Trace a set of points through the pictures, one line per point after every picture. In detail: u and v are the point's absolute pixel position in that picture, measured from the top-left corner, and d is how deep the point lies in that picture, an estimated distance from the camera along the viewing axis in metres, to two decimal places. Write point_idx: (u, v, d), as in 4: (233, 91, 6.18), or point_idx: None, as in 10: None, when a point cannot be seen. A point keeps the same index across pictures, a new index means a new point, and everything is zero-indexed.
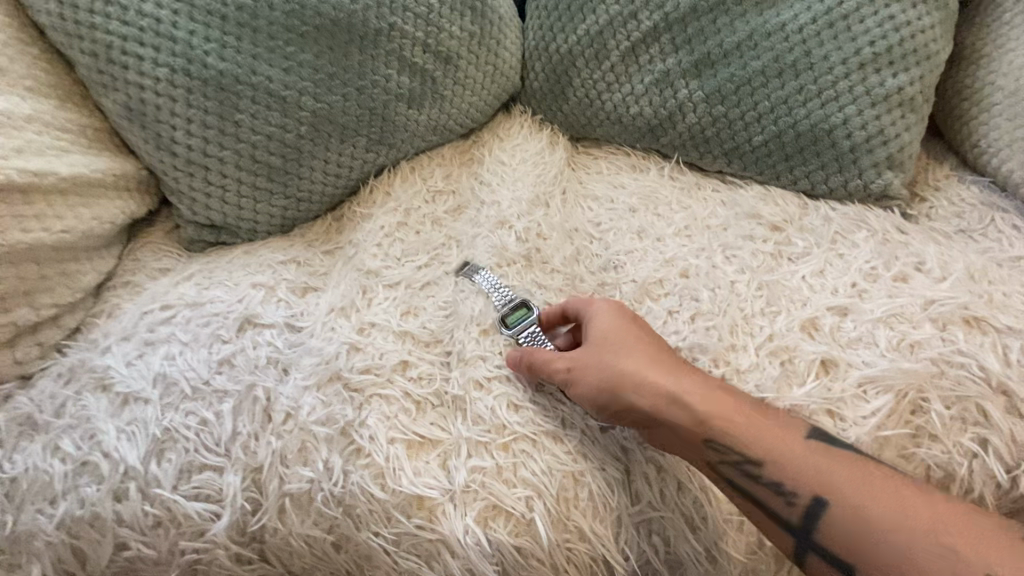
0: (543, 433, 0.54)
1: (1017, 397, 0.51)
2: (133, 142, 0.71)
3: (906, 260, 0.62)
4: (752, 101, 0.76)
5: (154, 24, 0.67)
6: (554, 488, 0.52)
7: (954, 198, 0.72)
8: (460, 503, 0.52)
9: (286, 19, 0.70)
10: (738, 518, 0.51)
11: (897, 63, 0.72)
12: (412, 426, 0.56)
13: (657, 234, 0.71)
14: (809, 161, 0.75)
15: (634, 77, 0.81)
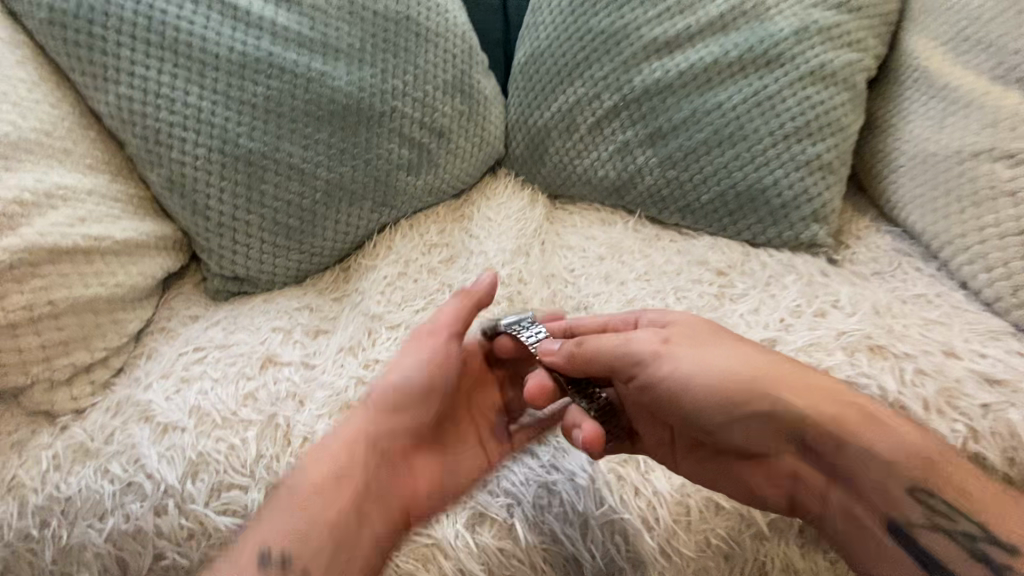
0: (522, 449, 0.66)
1: (909, 410, 0.62)
2: (172, 208, 0.84)
3: (824, 300, 0.74)
4: (699, 165, 0.90)
5: (195, 112, 0.81)
6: (530, 495, 0.62)
7: (872, 245, 0.85)
8: (451, 512, 0.62)
9: (305, 107, 0.84)
10: (686, 519, 0.61)
11: (815, 134, 0.86)
12: (411, 447, 0.66)
13: (621, 279, 0.83)
14: (748, 216, 0.88)
15: (599, 146, 0.95)
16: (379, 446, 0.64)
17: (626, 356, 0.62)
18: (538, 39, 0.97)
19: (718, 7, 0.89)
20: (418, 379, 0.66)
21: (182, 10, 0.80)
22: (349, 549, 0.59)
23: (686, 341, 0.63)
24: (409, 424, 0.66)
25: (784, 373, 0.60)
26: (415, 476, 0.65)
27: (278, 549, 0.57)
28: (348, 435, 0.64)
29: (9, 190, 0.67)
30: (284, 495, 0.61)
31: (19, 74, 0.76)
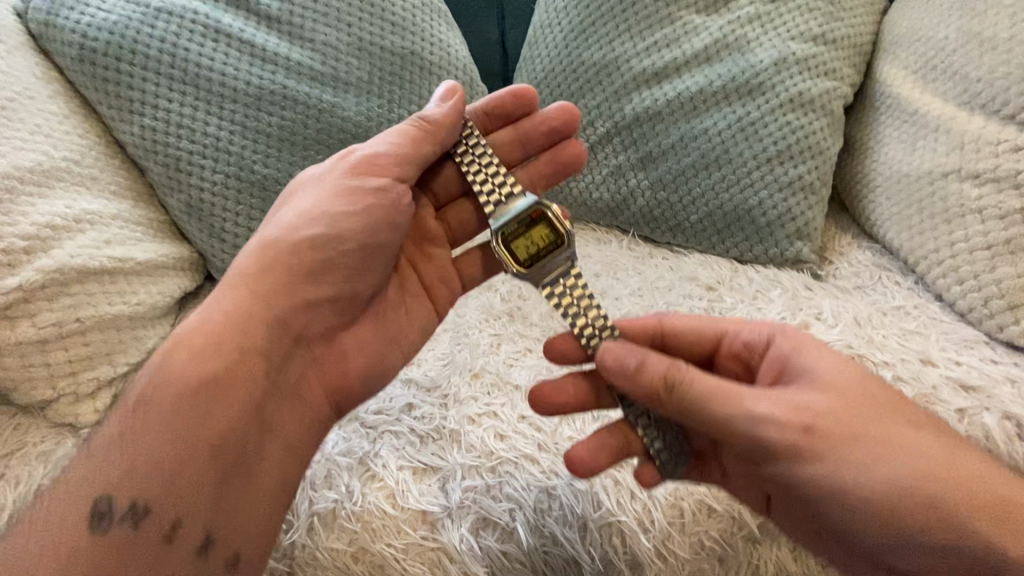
0: (523, 456, 0.68)
1: None
2: (190, 231, 0.89)
3: (808, 312, 0.79)
4: (688, 187, 0.95)
5: (213, 141, 0.86)
6: (531, 500, 0.65)
7: (854, 260, 0.90)
8: (456, 517, 0.64)
9: (317, 136, 0.90)
10: (680, 521, 0.64)
11: (797, 157, 0.91)
12: (417, 455, 0.69)
13: (616, 294, 0.87)
14: (736, 234, 0.93)
15: (594, 169, 1.00)
16: (266, 356, 0.62)
17: (757, 447, 0.52)
18: (536, 71, 1.03)
19: (703, 41, 0.95)
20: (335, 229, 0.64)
21: (204, 48, 0.86)
22: (221, 467, 0.57)
23: (832, 437, 0.52)
24: (316, 255, 0.64)
25: (926, 480, 0.53)
26: (304, 387, 0.65)
27: (132, 453, 0.54)
28: (228, 326, 0.61)
29: (43, 216, 0.72)
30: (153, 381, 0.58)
31: (50, 107, 0.81)
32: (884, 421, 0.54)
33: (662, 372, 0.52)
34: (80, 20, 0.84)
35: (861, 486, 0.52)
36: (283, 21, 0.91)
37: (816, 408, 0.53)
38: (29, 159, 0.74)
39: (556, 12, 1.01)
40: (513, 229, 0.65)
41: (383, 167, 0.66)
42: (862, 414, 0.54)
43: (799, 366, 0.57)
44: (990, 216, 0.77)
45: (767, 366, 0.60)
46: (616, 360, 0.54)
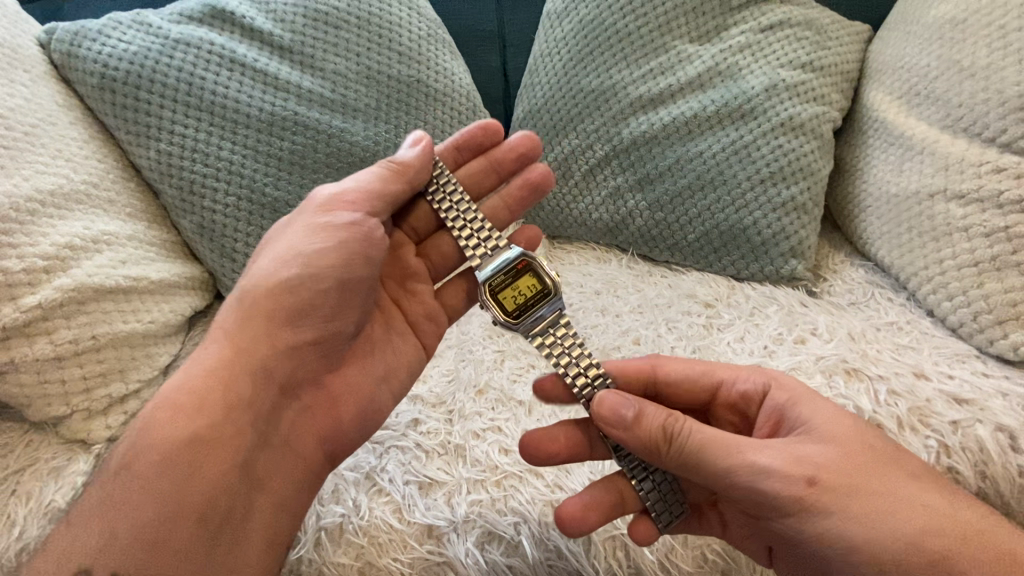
0: (528, 470, 0.69)
1: (884, 427, 0.69)
2: (201, 252, 0.91)
3: (804, 328, 0.81)
4: (684, 208, 0.98)
5: (226, 166, 0.89)
6: (536, 514, 0.66)
7: (847, 277, 0.93)
8: (462, 531, 0.65)
9: (326, 160, 0.93)
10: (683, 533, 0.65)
11: (789, 179, 0.94)
12: (423, 470, 0.70)
13: (616, 311, 0.90)
14: (732, 253, 0.96)
15: (594, 191, 1.03)
16: (250, 406, 0.62)
17: (757, 499, 0.54)
18: (536, 98, 1.07)
19: (696, 68, 0.99)
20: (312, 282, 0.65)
21: (220, 77, 0.90)
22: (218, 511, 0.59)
23: (839, 487, 0.54)
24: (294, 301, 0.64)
25: (933, 536, 0.53)
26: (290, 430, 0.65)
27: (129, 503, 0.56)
28: (214, 380, 0.61)
29: (62, 237, 0.74)
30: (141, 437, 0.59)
31: (71, 133, 0.85)
32: (886, 473, 0.56)
33: (660, 424, 0.55)
34: (101, 51, 0.88)
35: (869, 541, 0.52)
36: (295, 51, 0.95)
37: (819, 457, 0.55)
38: (50, 182, 0.77)
39: (556, 42, 1.06)
40: (500, 282, 0.67)
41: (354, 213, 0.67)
42: (862, 466, 0.55)
43: (797, 417, 0.60)
44: (976, 234, 0.79)
45: (765, 414, 0.64)
46: (614, 411, 0.56)
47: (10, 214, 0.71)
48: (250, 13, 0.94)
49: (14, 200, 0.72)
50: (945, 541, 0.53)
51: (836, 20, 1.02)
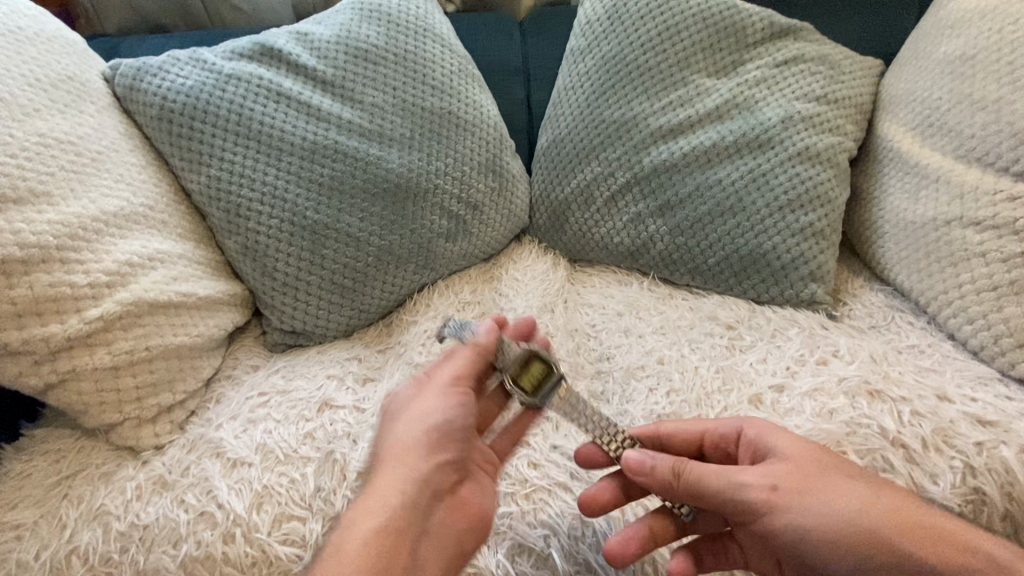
0: (556, 483, 0.73)
1: (910, 448, 0.71)
2: (243, 271, 0.96)
3: (825, 350, 0.85)
4: (705, 233, 1.01)
5: (272, 190, 0.95)
6: (566, 528, 0.69)
7: (866, 302, 0.95)
8: (492, 543, 0.69)
9: (363, 185, 0.99)
10: (712, 550, 0.68)
11: (807, 205, 0.97)
12: None
13: (640, 331, 0.93)
14: (752, 277, 0.98)
15: (615, 216, 1.06)
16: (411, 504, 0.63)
17: (734, 507, 0.59)
18: (560, 128, 1.12)
19: (714, 100, 1.03)
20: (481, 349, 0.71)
21: (267, 108, 0.97)
22: None
23: (795, 491, 0.59)
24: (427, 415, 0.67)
25: (866, 536, 0.57)
26: (473, 516, 0.67)
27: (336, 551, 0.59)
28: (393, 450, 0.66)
29: (122, 255, 0.80)
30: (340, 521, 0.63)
31: (131, 159, 0.91)
32: (835, 480, 0.60)
33: (669, 468, 0.61)
34: (161, 85, 0.95)
35: (820, 527, 0.58)
36: (336, 84, 1.02)
37: (773, 470, 0.60)
38: (114, 204, 0.83)
39: (579, 77, 1.11)
40: (517, 371, 0.70)
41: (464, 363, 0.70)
42: (815, 479, 0.60)
43: (763, 445, 0.64)
44: (993, 259, 0.82)
45: (743, 450, 0.66)
46: (635, 464, 0.62)
47: (79, 232, 0.77)
48: (296, 51, 1.02)
49: (82, 219, 0.78)
50: (897, 524, 0.58)
51: (849, 55, 1.07)
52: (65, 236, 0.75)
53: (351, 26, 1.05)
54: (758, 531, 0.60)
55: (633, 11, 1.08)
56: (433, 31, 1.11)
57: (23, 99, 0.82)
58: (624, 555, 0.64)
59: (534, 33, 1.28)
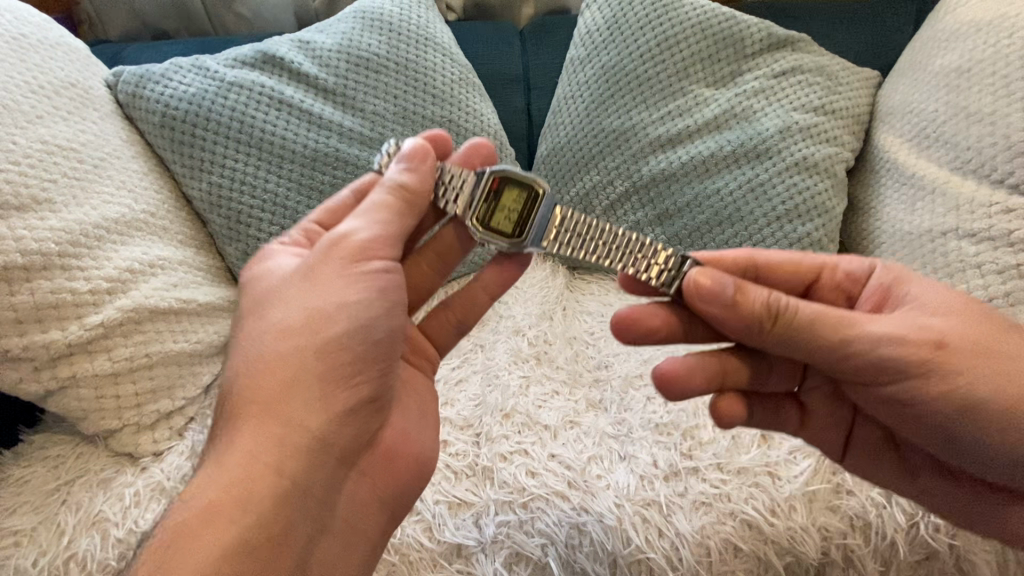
0: (554, 492, 0.73)
1: None
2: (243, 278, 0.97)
3: None
4: (703, 242, 1.01)
5: (273, 197, 0.96)
6: (563, 536, 0.70)
7: None
8: (490, 552, 0.70)
9: None
10: (707, 559, 0.69)
11: (804, 216, 0.98)
12: (453, 490, 0.74)
13: None
14: None
15: (614, 224, 1.07)
16: (311, 471, 0.58)
17: (880, 364, 0.57)
18: (559, 137, 1.13)
19: (713, 111, 1.04)
20: (385, 229, 0.62)
21: (268, 116, 0.98)
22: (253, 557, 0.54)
23: (963, 351, 0.58)
24: (323, 343, 0.58)
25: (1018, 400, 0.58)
26: (402, 473, 0.66)
27: (206, 524, 0.53)
28: (276, 382, 0.57)
29: (123, 261, 0.80)
30: (211, 464, 0.57)
31: (132, 165, 0.92)
32: (1000, 340, 0.60)
33: (764, 302, 0.57)
34: (163, 92, 0.96)
35: (1000, 390, 0.58)
36: (337, 93, 1.03)
37: (938, 326, 0.59)
38: (115, 211, 0.84)
39: (578, 86, 1.12)
40: (484, 211, 0.66)
41: (364, 252, 0.61)
42: (978, 340, 0.59)
43: (904, 295, 0.63)
44: (989, 271, 0.82)
45: (867, 296, 0.66)
46: (713, 290, 0.57)
47: (81, 239, 0.78)
48: (298, 59, 1.03)
49: (84, 226, 0.78)
50: None
51: (846, 67, 1.08)
52: (67, 243, 0.76)
53: (353, 35, 1.06)
54: (903, 393, 0.59)
55: (632, 22, 1.09)
56: (434, 40, 1.11)
57: (26, 106, 0.82)
58: (684, 381, 0.62)
59: (534, 42, 1.29)
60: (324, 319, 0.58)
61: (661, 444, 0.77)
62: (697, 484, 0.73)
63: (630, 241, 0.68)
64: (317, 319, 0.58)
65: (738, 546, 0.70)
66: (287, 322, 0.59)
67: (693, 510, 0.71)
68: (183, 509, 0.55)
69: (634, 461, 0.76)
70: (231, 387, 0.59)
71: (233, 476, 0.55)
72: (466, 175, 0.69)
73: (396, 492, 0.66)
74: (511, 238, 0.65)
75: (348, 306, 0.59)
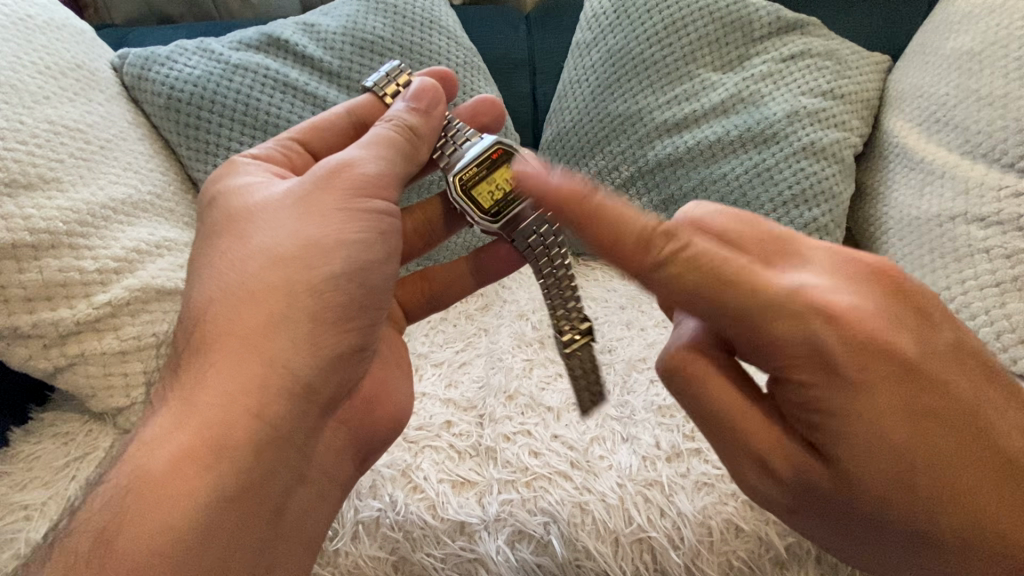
0: (557, 472, 0.73)
1: None
2: None
3: None
4: None
5: None
6: (566, 515, 0.70)
7: None
8: (493, 530, 0.70)
9: None
10: (709, 539, 0.70)
11: (809, 199, 0.97)
12: (456, 469, 0.75)
13: (642, 324, 0.92)
14: None
15: None
16: (296, 417, 0.58)
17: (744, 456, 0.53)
18: (564, 121, 1.12)
19: (719, 95, 1.03)
20: (387, 168, 0.64)
21: (272, 98, 0.98)
22: (227, 503, 0.53)
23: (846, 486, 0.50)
24: (317, 281, 0.59)
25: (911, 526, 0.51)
26: (379, 421, 0.67)
27: (181, 465, 0.52)
28: (257, 317, 0.57)
29: (131, 241, 0.81)
30: (184, 404, 0.55)
31: (139, 147, 0.92)
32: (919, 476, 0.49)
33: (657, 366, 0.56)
34: (168, 74, 0.96)
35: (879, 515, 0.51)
36: (342, 77, 1.03)
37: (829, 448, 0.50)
38: (122, 192, 0.84)
39: (584, 70, 1.11)
40: (472, 176, 0.65)
41: (367, 187, 0.62)
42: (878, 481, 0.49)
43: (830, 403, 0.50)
44: (997, 255, 0.81)
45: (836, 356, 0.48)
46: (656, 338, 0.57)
47: (88, 219, 0.78)
48: (302, 42, 1.02)
49: (91, 206, 0.79)
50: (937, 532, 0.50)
51: (856, 51, 1.06)
52: (74, 223, 0.76)
53: (357, 18, 1.06)
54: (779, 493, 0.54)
55: (639, 6, 1.08)
56: (439, 23, 1.11)
57: (33, 86, 0.82)
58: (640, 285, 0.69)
59: (540, 26, 1.27)
60: (319, 254, 0.59)
61: (665, 426, 0.78)
62: (699, 464, 0.74)
63: (566, 275, 0.67)
64: (311, 250, 0.59)
65: (740, 527, 0.70)
66: (274, 248, 0.60)
67: (696, 491, 0.72)
68: (153, 450, 0.53)
69: (636, 442, 0.76)
70: (210, 319, 0.58)
71: (208, 413, 0.54)
72: (469, 138, 0.70)
73: (370, 441, 0.67)
74: (485, 212, 0.64)
75: (346, 243, 0.60)
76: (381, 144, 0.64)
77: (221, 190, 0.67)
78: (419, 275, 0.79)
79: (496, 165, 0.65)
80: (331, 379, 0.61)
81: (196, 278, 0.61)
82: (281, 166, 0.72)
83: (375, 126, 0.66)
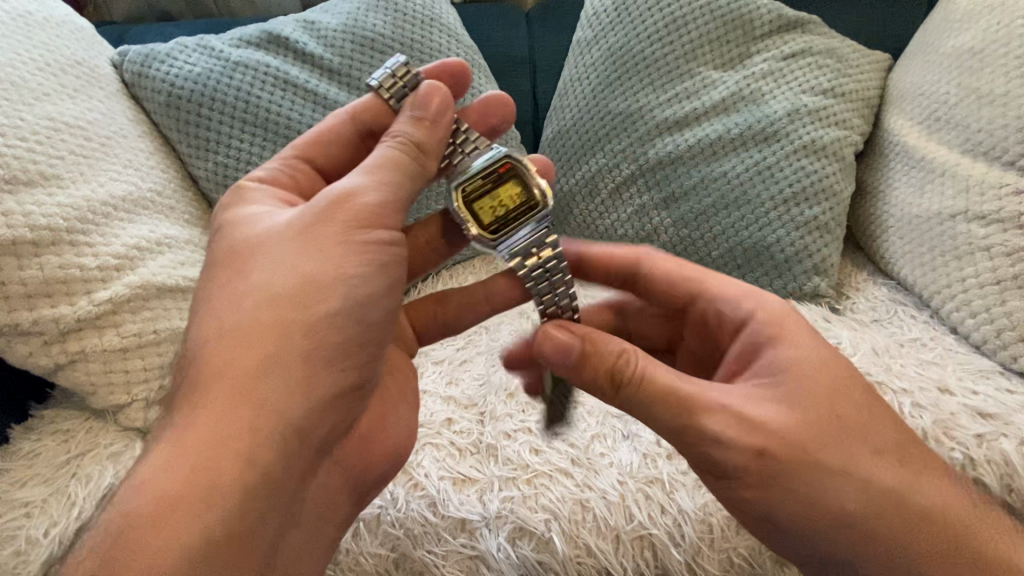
0: (558, 469, 0.73)
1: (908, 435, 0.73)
2: None
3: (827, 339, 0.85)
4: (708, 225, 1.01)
5: None
6: (567, 512, 0.70)
7: (870, 296, 0.96)
8: (493, 527, 0.70)
9: None
10: (709, 536, 0.70)
11: (810, 199, 0.97)
12: (457, 467, 0.75)
13: None
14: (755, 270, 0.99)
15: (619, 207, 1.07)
16: (287, 459, 0.57)
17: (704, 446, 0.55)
18: (564, 120, 1.12)
19: (720, 93, 1.03)
20: (390, 195, 0.62)
21: (273, 96, 0.97)
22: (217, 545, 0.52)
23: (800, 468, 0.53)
24: (311, 320, 0.58)
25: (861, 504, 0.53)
26: (375, 453, 0.67)
27: (173, 506, 0.51)
28: (252, 355, 0.56)
29: (131, 239, 0.81)
30: (175, 445, 0.54)
31: (139, 145, 0.92)
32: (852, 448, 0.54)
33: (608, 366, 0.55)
34: (168, 72, 0.96)
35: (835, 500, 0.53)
36: (343, 74, 1.02)
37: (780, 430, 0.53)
38: (122, 189, 0.84)
39: (585, 68, 1.11)
40: (478, 187, 0.64)
41: (369, 217, 0.61)
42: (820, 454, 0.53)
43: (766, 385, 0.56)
44: (997, 253, 0.82)
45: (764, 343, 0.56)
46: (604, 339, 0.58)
47: (89, 216, 0.78)
48: (302, 39, 1.02)
49: (92, 203, 0.79)
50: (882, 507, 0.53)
51: (856, 49, 1.06)
52: (74, 219, 0.76)
53: (357, 15, 1.06)
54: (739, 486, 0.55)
55: (640, 3, 1.08)
56: (439, 20, 1.10)
57: (32, 83, 0.82)
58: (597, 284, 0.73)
59: (540, 24, 1.27)
60: (316, 291, 0.58)
61: None
62: None
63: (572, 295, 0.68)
64: (307, 287, 0.58)
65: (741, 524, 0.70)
66: (271, 286, 0.58)
67: (696, 488, 0.72)
68: (147, 481, 0.53)
69: (636, 440, 0.76)
70: (206, 359, 0.57)
71: (200, 455, 0.54)
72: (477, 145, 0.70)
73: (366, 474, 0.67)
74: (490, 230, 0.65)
75: (344, 280, 0.59)
76: (383, 170, 0.63)
77: (226, 220, 0.66)
78: (436, 296, 0.78)
79: (503, 176, 0.65)
80: (322, 424, 0.59)
81: (195, 315, 0.61)
82: (287, 191, 0.71)
83: (377, 149, 0.65)
